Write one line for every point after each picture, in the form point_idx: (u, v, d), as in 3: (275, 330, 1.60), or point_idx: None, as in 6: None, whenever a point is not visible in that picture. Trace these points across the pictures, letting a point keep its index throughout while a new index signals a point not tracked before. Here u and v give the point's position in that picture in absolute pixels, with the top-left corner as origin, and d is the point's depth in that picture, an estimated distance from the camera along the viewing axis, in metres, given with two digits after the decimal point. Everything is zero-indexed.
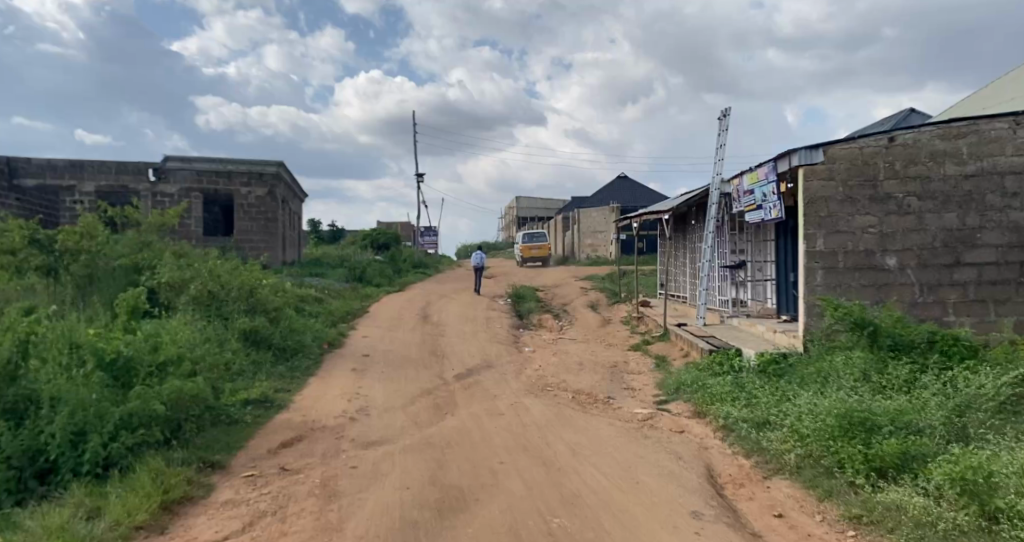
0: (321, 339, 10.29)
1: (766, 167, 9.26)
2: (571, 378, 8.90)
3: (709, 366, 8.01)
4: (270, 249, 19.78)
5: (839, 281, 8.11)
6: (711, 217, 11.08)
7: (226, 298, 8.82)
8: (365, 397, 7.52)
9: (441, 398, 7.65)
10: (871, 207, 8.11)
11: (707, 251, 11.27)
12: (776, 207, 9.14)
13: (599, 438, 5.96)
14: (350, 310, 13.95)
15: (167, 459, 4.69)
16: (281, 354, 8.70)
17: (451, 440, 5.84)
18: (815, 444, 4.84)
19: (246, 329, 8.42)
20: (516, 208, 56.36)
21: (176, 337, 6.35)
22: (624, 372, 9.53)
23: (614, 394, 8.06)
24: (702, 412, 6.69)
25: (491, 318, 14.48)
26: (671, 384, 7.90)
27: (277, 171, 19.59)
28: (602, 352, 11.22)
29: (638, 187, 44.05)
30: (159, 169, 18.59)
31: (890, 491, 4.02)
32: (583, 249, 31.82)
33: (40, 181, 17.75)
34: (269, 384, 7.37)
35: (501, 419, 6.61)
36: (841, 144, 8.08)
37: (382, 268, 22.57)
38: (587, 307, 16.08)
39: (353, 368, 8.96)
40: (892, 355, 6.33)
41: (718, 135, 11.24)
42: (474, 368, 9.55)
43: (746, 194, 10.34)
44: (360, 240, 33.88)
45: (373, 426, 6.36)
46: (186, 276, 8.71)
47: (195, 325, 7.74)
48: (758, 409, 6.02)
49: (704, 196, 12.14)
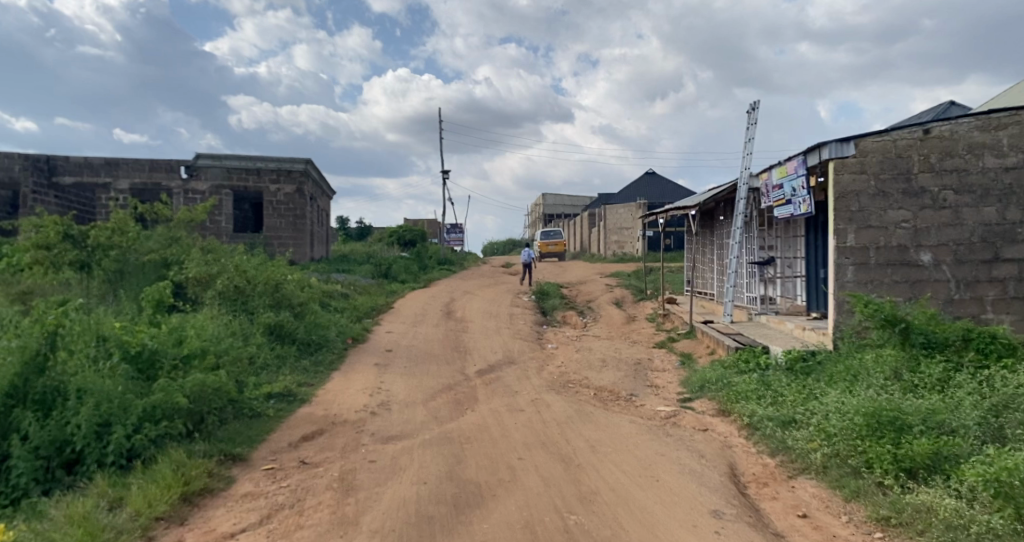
0: (346, 334, 10.38)
1: (795, 161, 9.03)
2: (593, 375, 8.81)
3: (735, 364, 7.85)
4: (298, 245, 20.00)
5: (871, 278, 7.87)
6: (738, 212, 10.86)
7: (251, 293, 8.96)
8: (387, 391, 7.56)
9: (462, 393, 7.65)
10: (904, 201, 7.85)
11: (734, 247, 11.05)
12: (806, 202, 8.91)
13: (620, 435, 5.87)
14: (375, 306, 14.06)
15: (189, 451, 4.77)
16: (306, 348, 8.79)
17: (470, 436, 5.81)
18: (842, 443, 4.69)
19: (271, 324, 8.52)
20: (542, 206, 56.32)
21: (200, 330, 6.46)
22: (648, 369, 9.40)
23: (637, 391, 7.96)
24: (726, 410, 6.55)
25: (514, 315, 14.43)
26: (696, 381, 7.77)
27: (305, 169, 19.82)
28: (625, 349, 11.09)
29: (666, 183, 43.66)
30: (191, 167, 19.03)
31: (920, 492, 3.87)
32: (609, 247, 31.59)
33: (77, 178, 18.29)
34: (293, 378, 7.45)
35: (522, 416, 6.58)
36: (873, 136, 7.83)
37: (408, 264, 22.72)
38: (612, 304, 15.94)
39: (375, 362, 9.01)
40: (926, 352, 6.09)
41: (747, 128, 11.02)
42: (496, 364, 9.53)
43: (775, 188, 10.10)
44: (386, 237, 34.17)
45: (393, 421, 6.37)
46: (212, 271, 8.85)
47: (221, 319, 7.86)
48: (785, 407, 5.86)
49: (732, 190, 11.91)
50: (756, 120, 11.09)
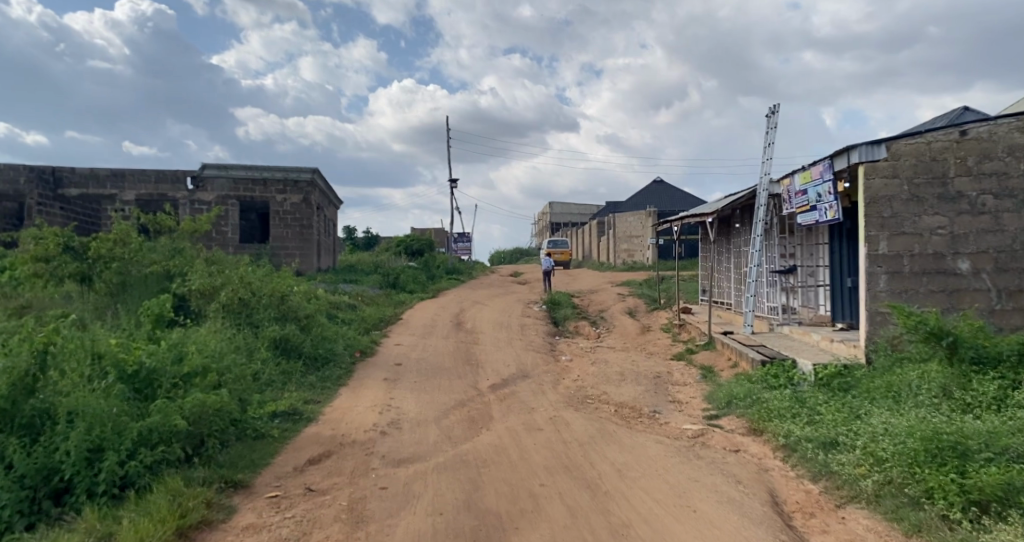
0: (354, 347, 10.04)
1: (820, 166, 8.66)
2: (612, 389, 8.42)
3: (763, 378, 7.44)
4: (305, 256, 19.73)
5: (905, 287, 7.47)
6: (759, 219, 10.49)
7: (257, 306, 8.63)
8: (397, 409, 7.20)
9: (475, 410, 7.29)
10: (940, 206, 7.47)
11: (755, 255, 10.66)
12: (833, 208, 8.53)
13: (647, 458, 5.48)
14: (383, 317, 13.73)
15: (187, 478, 4.42)
16: (312, 363, 8.46)
17: (488, 459, 5.44)
18: (896, 470, 4.30)
19: (276, 337, 8.18)
20: (549, 215, 56.03)
21: (202, 347, 6.13)
22: (668, 383, 9.00)
23: (660, 407, 7.56)
24: (759, 429, 6.15)
25: (526, 326, 14.06)
26: (723, 397, 7.38)
27: (312, 178, 19.59)
28: (643, 361, 10.69)
29: (674, 191, 43.34)
30: (197, 177, 18.84)
31: (996, 530, 3.47)
32: (618, 255, 31.17)
33: (83, 190, 18.12)
34: (299, 396, 7.10)
35: (541, 435, 6.21)
36: (906, 138, 7.46)
37: (416, 274, 22.41)
38: (626, 314, 15.54)
39: (384, 377, 8.66)
40: (976, 369, 5.68)
41: (767, 133, 10.67)
42: (510, 378, 9.16)
43: (798, 194, 9.72)
44: (394, 247, 33.89)
45: (404, 441, 6.01)
46: (216, 283, 8.54)
47: (225, 333, 7.53)
48: (824, 426, 5.46)
49: (751, 197, 11.54)
50: (776, 125, 10.74)
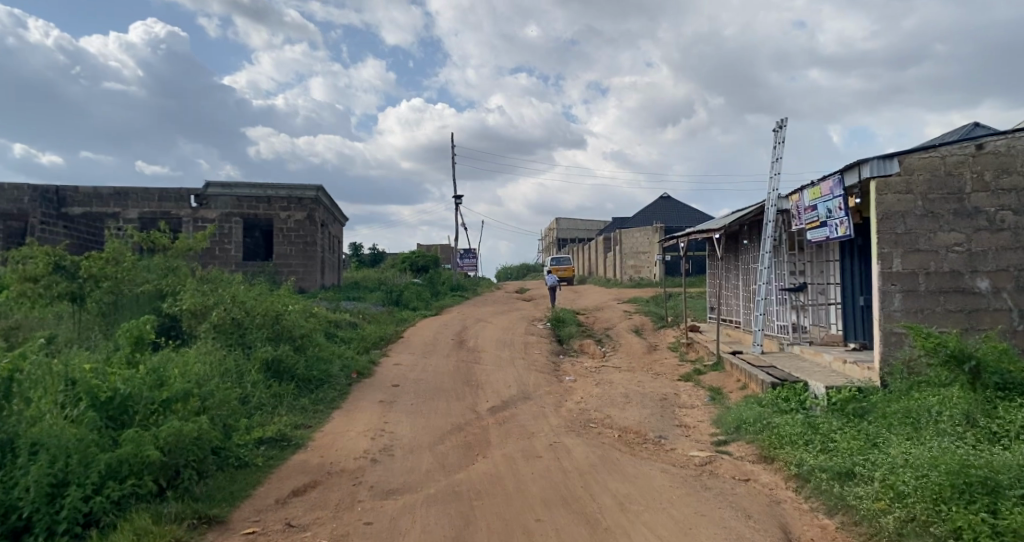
0: (350, 368, 9.76)
1: (831, 181, 8.38)
2: (616, 413, 8.09)
3: (774, 401, 7.10)
4: (308, 274, 19.56)
5: (921, 306, 7.14)
6: (767, 236, 10.21)
7: (250, 326, 8.40)
8: (391, 433, 6.91)
9: (472, 435, 6.99)
10: (956, 222, 7.16)
11: (763, 273, 10.36)
12: (844, 224, 8.24)
13: (651, 489, 5.15)
14: (384, 336, 13.49)
15: (157, 515, 4.16)
16: (305, 386, 8.20)
17: (481, 491, 5.13)
18: (919, 506, 3.95)
19: (268, 359, 7.92)
20: (556, 231, 55.87)
21: (186, 371, 5.89)
22: (675, 405, 8.66)
23: (666, 432, 7.22)
24: (769, 457, 5.81)
25: (529, 344, 13.76)
26: (731, 421, 7.05)
27: (316, 195, 19.49)
28: (649, 382, 10.35)
29: (682, 207, 43.08)
30: (201, 195, 18.77)
31: None
32: (625, 271, 30.83)
33: (86, 209, 18.10)
34: (288, 420, 6.82)
35: (539, 463, 5.90)
36: (919, 152, 7.17)
37: (420, 291, 22.19)
38: (632, 332, 15.21)
39: (380, 399, 8.38)
40: (1001, 395, 5.33)
41: (774, 147, 10.42)
42: (510, 400, 8.86)
43: (808, 210, 9.42)
44: (399, 264, 33.76)
45: (395, 470, 5.72)
46: (208, 302, 8.32)
47: (214, 355, 7.29)
48: (839, 454, 5.11)
49: (759, 213, 11.25)
50: (784, 139, 10.49)
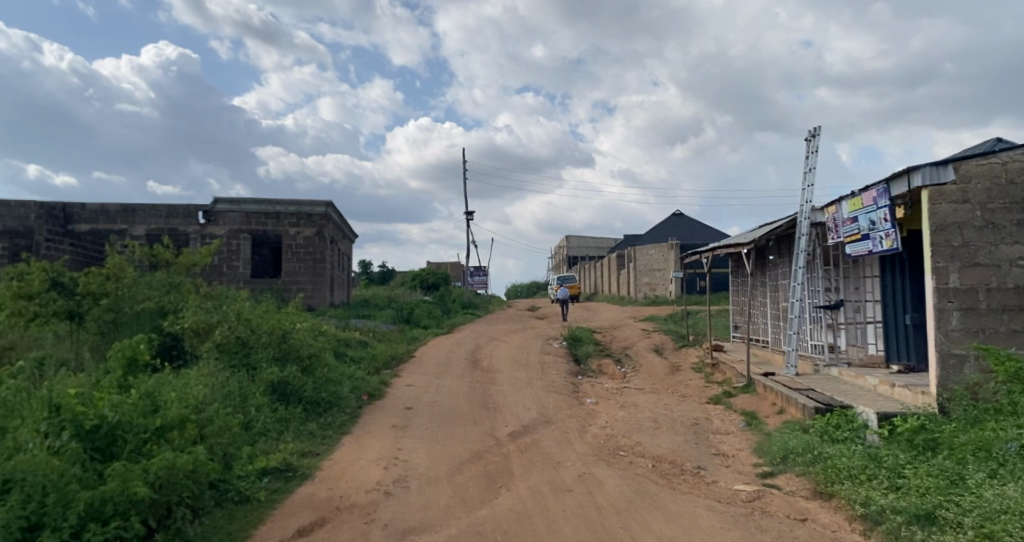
0: (361, 390, 9.24)
1: (874, 190, 7.87)
2: (647, 439, 7.52)
3: (823, 429, 6.51)
4: (317, 291, 19.13)
5: (982, 325, 6.58)
6: (800, 250, 9.68)
7: (256, 344, 7.89)
8: (405, 462, 6.37)
9: (494, 464, 6.44)
10: (1019, 234, 6.66)
11: (797, 289, 9.79)
12: (889, 237, 7.70)
13: (699, 531, 4.56)
14: (395, 355, 12.97)
15: None
16: (313, 409, 7.68)
17: (510, 531, 4.57)
18: None
19: (274, 380, 7.40)
20: (566, 249, 55.39)
21: (183, 396, 5.36)
22: (709, 431, 8.07)
23: (704, 462, 6.65)
24: (827, 493, 5.22)
25: (547, 364, 13.19)
26: (777, 450, 6.48)
27: (326, 211, 19.15)
28: (677, 405, 9.74)
29: (695, 225, 42.55)
30: (209, 212, 18.49)
31: None
32: (640, 289, 30.18)
33: (93, 226, 17.89)
34: (294, 448, 6.29)
35: (570, 498, 5.33)
36: (977, 159, 6.68)
37: (430, 309, 21.66)
38: (652, 352, 14.61)
39: (393, 424, 7.86)
40: None
41: (807, 157, 9.92)
42: (531, 424, 8.30)
43: (846, 222, 8.90)
44: (409, 281, 33.37)
45: (411, 505, 5.18)
46: (212, 319, 7.84)
47: (216, 377, 6.78)
48: (915, 494, 4.50)
49: (789, 226, 10.73)
50: (816, 149, 9.99)
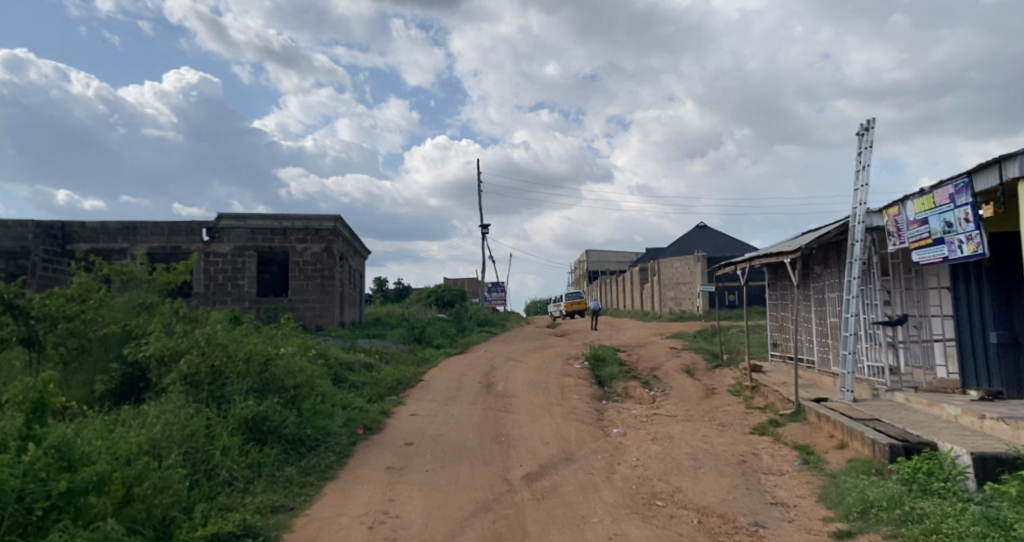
0: (355, 422, 8.17)
1: (950, 186, 6.65)
2: (688, 483, 6.32)
3: (910, 476, 5.26)
4: (326, 309, 18.18)
5: None
6: (855, 258, 8.44)
7: (231, 375, 6.87)
8: (396, 519, 5.24)
9: (502, 521, 5.28)
10: None
11: (852, 303, 8.54)
12: (972, 241, 6.46)
13: None
14: (401, 380, 11.87)
15: None
16: (294, 449, 6.62)
17: None
18: None
19: (248, 417, 6.34)
20: (586, 263, 54.28)
21: (108, 448, 4.26)
22: (760, 471, 6.85)
23: (760, 515, 5.44)
24: None
25: (567, 387, 11.99)
26: (853, 502, 5.23)
27: (334, 226, 18.26)
28: (717, 437, 8.49)
29: (720, 236, 41.35)
30: (213, 228, 17.73)
31: None
32: (664, 304, 28.85)
33: (92, 245, 17.08)
34: (260, 502, 5.19)
35: None
36: None
37: (445, 327, 20.60)
38: (682, 373, 13.35)
39: (388, 465, 6.77)
40: None
41: (860, 153, 8.71)
42: (548, 463, 7.14)
43: (912, 225, 7.67)
44: (425, 299, 32.54)
45: None
46: (180, 345, 6.86)
47: (174, 415, 5.71)
48: None
49: (839, 232, 9.49)
50: (870, 143, 8.78)
